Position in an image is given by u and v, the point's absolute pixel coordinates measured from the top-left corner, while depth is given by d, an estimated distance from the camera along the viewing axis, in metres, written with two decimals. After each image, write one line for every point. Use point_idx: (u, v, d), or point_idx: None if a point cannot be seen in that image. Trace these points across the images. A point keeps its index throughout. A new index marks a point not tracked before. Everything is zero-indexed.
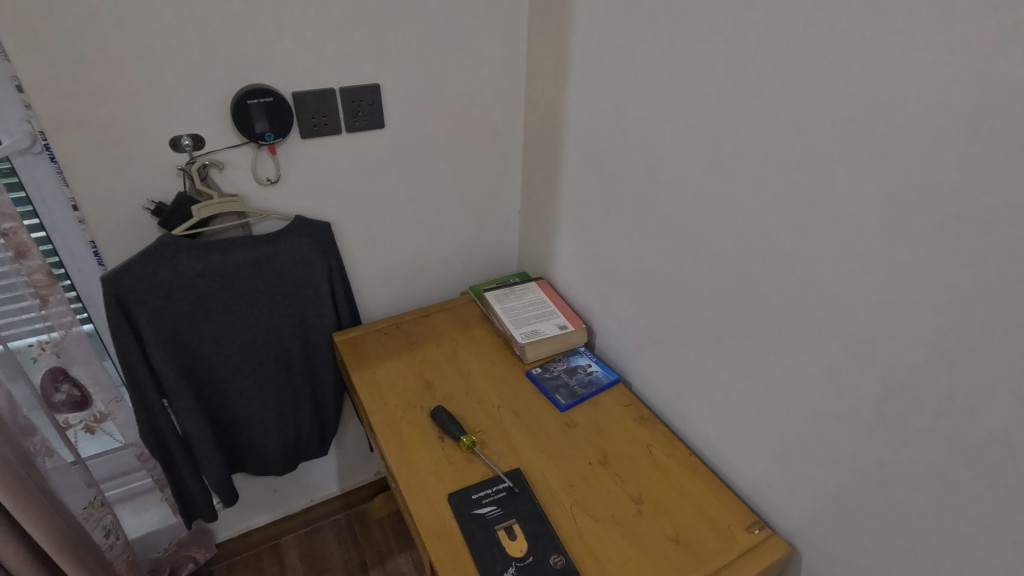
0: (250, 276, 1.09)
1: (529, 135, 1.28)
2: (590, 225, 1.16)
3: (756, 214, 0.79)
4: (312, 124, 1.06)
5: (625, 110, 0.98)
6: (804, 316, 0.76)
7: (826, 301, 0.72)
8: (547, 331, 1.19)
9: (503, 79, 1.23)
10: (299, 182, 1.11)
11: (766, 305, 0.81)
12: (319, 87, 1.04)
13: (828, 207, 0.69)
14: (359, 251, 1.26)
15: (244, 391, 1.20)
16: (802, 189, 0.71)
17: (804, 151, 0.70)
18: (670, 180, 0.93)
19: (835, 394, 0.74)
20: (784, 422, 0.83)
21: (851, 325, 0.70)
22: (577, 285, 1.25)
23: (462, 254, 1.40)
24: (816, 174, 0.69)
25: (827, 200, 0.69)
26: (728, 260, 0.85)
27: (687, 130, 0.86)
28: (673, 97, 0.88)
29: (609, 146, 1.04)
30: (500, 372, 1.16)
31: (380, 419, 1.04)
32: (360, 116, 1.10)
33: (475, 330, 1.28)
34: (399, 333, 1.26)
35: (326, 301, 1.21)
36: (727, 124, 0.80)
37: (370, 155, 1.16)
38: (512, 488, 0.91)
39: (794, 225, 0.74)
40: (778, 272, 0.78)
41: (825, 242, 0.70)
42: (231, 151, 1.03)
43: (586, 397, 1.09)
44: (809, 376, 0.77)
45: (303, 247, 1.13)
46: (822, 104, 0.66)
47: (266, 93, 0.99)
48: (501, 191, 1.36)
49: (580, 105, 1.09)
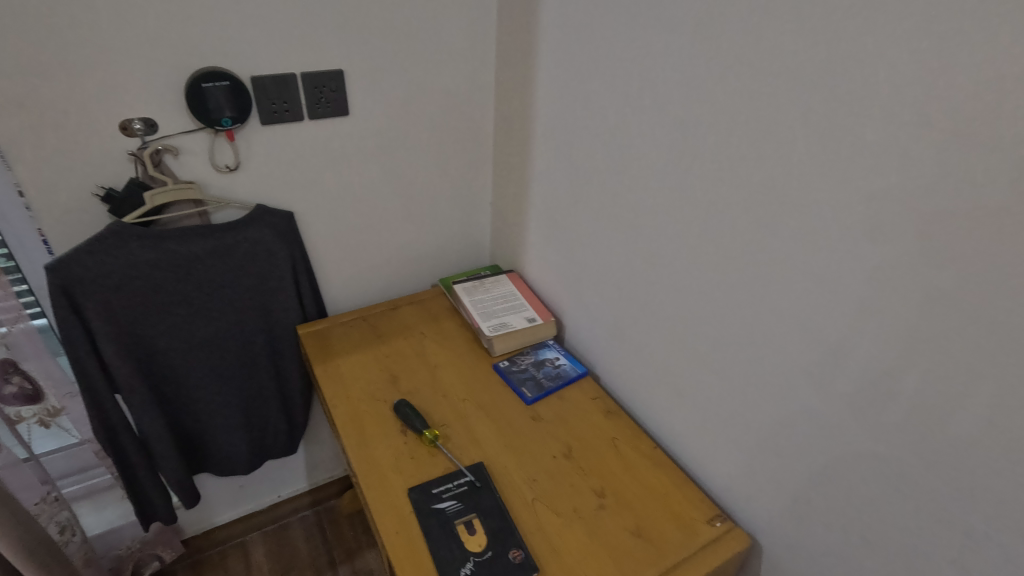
0: (209, 266, 1.06)
1: (500, 125, 1.26)
2: (559, 216, 1.14)
3: (723, 203, 0.78)
4: (272, 110, 1.03)
5: (593, 98, 0.97)
6: (769, 306, 0.75)
7: (791, 290, 0.72)
8: (515, 324, 1.17)
9: (473, 68, 1.21)
10: (260, 170, 1.08)
11: (733, 295, 0.80)
12: (280, 72, 1.01)
13: (791, 195, 0.68)
14: (324, 242, 1.23)
15: (204, 386, 1.16)
16: (767, 176, 0.71)
17: (770, 139, 0.69)
18: (638, 171, 0.91)
19: (800, 385, 0.74)
20: (749, 414, 0.83)
21: (814, 315, 0.69)
22: (547, 278, 1.24)
23: (433, 245, 1.38)
24: (780, 161, 0.69)
25: (792, 188, 0.68)
26: (694, 252, 0.85)
27: (654, 121, 0.86)
28: (641, 86, 0.86)
29: (578, 136, 1.03)
30: (467, 365, 1.14)
31: (342, 415, 1.02)
32: (324, 103, 1.07)
33: (444, 323, 1.26)
34: (366, 326, 1.24)
35: (290, 293, 1.18)
36: (693, 112, 0.79)
37: (336, 143, 1.13)
38: (473, 483, 0.90)
39: (760, 213, 0.73)
40: (745, 262, 0.77)
41: (790, 230, 0.70)
42: (186, 136, 0.99)
43: (553, 390, 1.08)
44: (774, 367, 0.77)
45: (265, 238, 1.10)
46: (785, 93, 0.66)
47: (222, 76, 0.95)
48: (472, 182, 1.35)
49: (550, 96, 1.07)
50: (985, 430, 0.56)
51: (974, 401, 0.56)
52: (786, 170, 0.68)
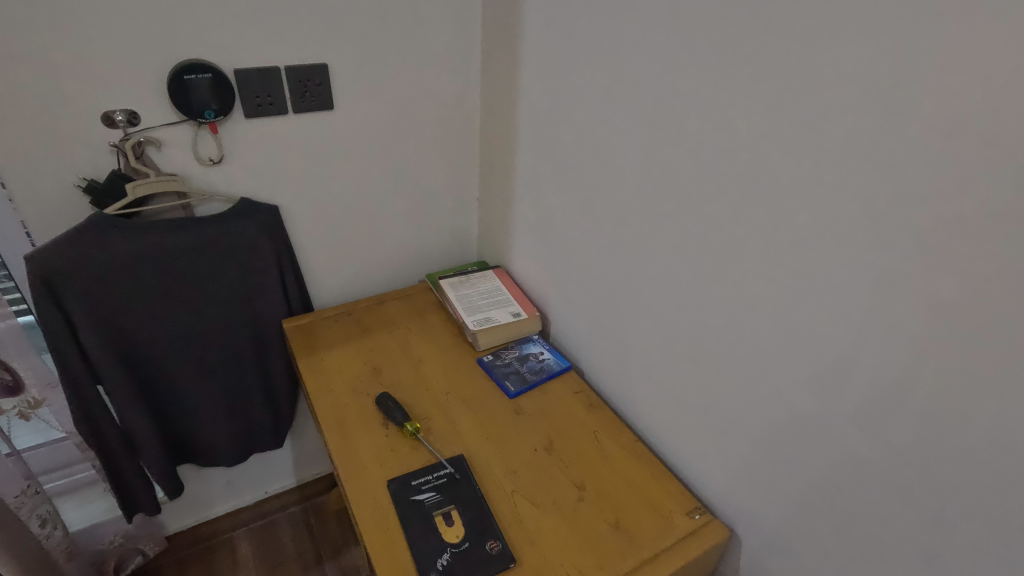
0: (192, 257, 1.06)
1: (486, 121, 1.27)
2: (544, 211, 1.14)
3: (699, 194, 0.78)
4: (256, 103, 1.03)
5: (575, 93, 0.97)
6: (745, 297, 0.75)
7: (766, 280, 0.71)
8: (499, 318, 1.17)
9: (458, 63, 1.21)
10: (245, 163, 1.08)
11: (711, 288, 0.80)
12: (263, 66, 1.01)
13: (765, 186, 0.68)
14: (310, 236, 1.23)
15: (188, 378, 1.17)
16: (740, 169, 0.71)
17: (745, 131, 0.69)
18: (619, 163, 0.92)
19: (776, 376, 0.74)
20: (726, 405, 0.83)
21: (788, 305, 0.69)
22: (533, 273, 1.24)
23: (420, 240, 1.38)
24: (755, 152, 0.68)
25: (766, 178, 0.68)
26: (671, 246, 0.85)
27: (633, 115, 0.86)
28: (620, 79, 0.87)
29: (560, 131, 1.03)
30: (451, 359, 1.14)
31: (324, 408, 1.02)
32: (308, 96, 1.07)
33: (429, 318, 1.26)
34: (351, 321, 1.24)
35: (274, 286, 1.18)
36: (672, 104, 0.79)
37: (320, 137, 1.13)
38: (453, 475, 0.90)
39: (736, 204, 0.73)
40: (721, 253, 0.77)
41: (764, 221, 0.69)
42: (169, 129, 0.99)
43: (535, 384, 1.08)
44: (751, 358, 0.77)
45: (249, 230, 1.10)
46: (756, 87, 0.66)
47: (205, 69, 0.95)
48: (459, 178, 1.35)
49: (534, 92, 1.08)
50: (949, 417, 0.56)
51: (940, 388, 0.56)
52: (761, 161, 0.68)
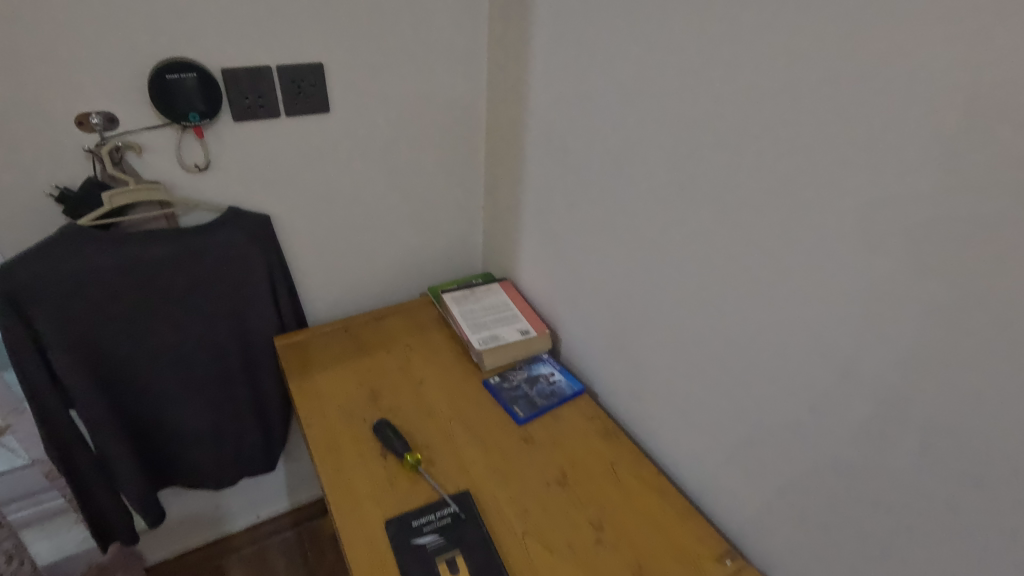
0: (176, 271, 0.99)
1: (492, 124, 1.19)
2: (554, 221, 1.06)
3: (730, 208, 0.68)
4: (245, 105, 0.95)
5: (587, 96, 0.89)
6: (785, 325, 0.66)
7: (812, 308, 0.62)
8: (507, 336, 1.09)
9: (461, 63, 1.13)
10: (232, 170, 1.00)
11: (744, 313, 0.71)
12: (253, 65, 0.94)
13: (810, 199, 0.59)
14: (303, 248, 1.15)
15: (171, 400, 1.09)
16: (774, 181, 0.62)
17: (786, 135, 0.60)
18: (637, 171, 0.82)
19: (822, 416, 0.64)
20: (761, 442, 0.73)
21: (839, 337, 0.60)
22: (542, 287, 1.16)
23: (421, 251, 1.30)
24: (800, 160, 0.59)
25: (812, 189, 0.59)
26: (694, 264, 0.77)
27: (650, 119, 0.78)
28: (639, 78, 0.78)
29: (571, 136, 0.95)
30: (454, 380, 1.06)
31: (317, 436, 0.94)
32: (302, 98, 1.00)
33: (431, 334, 1.18)
34: (348, 338, 1.15)
35: (266, 301, 1.10)
36: (698, 106, 0.69)
37: (313, 141, 1.05)
38: (457, 514, 0.82)
39: (774, 219, 0.63)
40: (756, 274, 0.68)
41: (810, 238, 0.60)
42: (151, 133, 0.91)
43: (546, 409, 1.00)
44: (791, 393, 0.67)
45: (238, 241, 1.02)
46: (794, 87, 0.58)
47: (189, 67, 0.87)
48: (462, 185, 1.27)
49: (542, 94, 1.00)
50: None
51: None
52: (806, 169, 0.59)
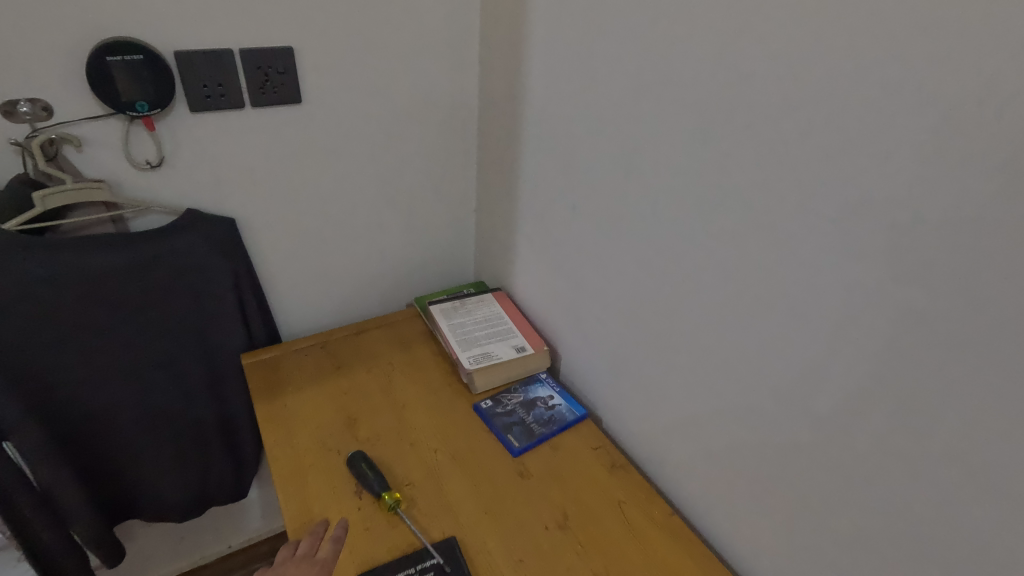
0: (125, 281, 0.88)
1: (484, 119, 1.08)
2: (552, 226, 0.95)
3: (766, 211, 0.57)
4: (205, 94, 0.84)
5: (591, 85, 0.77)
6: (830, 353, 0.54)
7: (869, 334, 0.51)
8: (500, 354, 0.98)
9: (451, 51, 1.02)
10: (190, 168, 0.89)
11: (777, 337, 0.59)
12: (212, 48, 0.83)
13: (871, 201, 0.48)
14: (274, 255, 1.03)
15: (125, 424, 0.97)
16: (821, 179, 0.51)
17: (841, 121, 0.49)
18: (649, 169, 0.71)
19: (876, 466, 0.53)
20: (795, 489, 0.62)
21: (905, 373, 0.48)
22: (539, 299, 1.05)
23: (406, 258, 1.19)
24: (858, 152, 0.48)
25: (874, 189, 0.47)
26: (714, 278, 0.65)
27: (665, 109, 0.66)
28: (654, 59, 0.66)
29: (571, 131, 0.84)
30: (442, 404, 0.95)
31: (285, 472, 0.82)
32: (270, 87, 0.89)
33: (417, 351, 1.06)
34: (324, 355, 1.04)
35: (231, 314, 0.99)
36: (727, 89, 0.58)
37: (284, 136, 0.94)
38: (442, 567, 0.70)
39: (820, 226, 0.52)
40: (795, 291, 0.56)
41: (867, 249, 0.49)
42: (92, 124, 0.80)
43: (544, 438, 0.88)
44: (834, 437, 0.56)
45: (198, 248, 0.91)
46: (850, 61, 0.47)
47: (135, 49, 0.76)
48: (452, 186, 1.16)
49: (540, 83, 0.89)
50: None
51: None
52: (869, 163, 0.47)
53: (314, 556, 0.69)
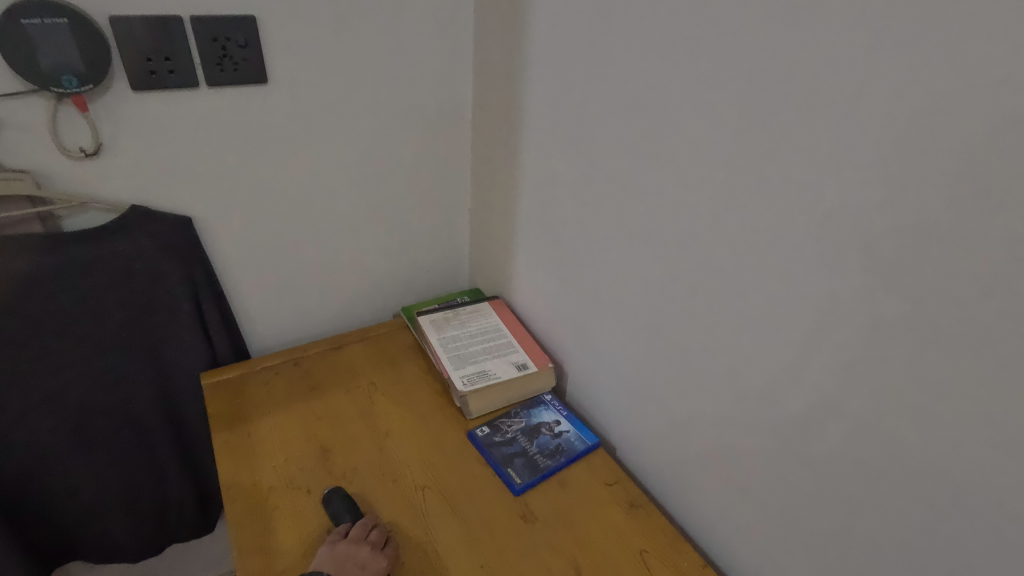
0: (56, 291, 0.75)
1: (479, 107, 0.95)
2: (556, 225, 0.82)
3: (838, 201, 0.45)
4: (149, 70, 0.71)
5: (606, 58, 0.65)
6: (930, 384, 0.42)
7: (989, 359, 0.38)
8: (498, 373, 0.85)
9: (441, 28, 0.89)
10: (135, 158, 0.76)
11: (850, 360, 0.47)
12: (156, 15, 0.70)
13: (1005, 183, 0.35)
14: (239, 260, 0.90)
15: (61, 455, 0.84)
16: (920, 161, 0.39)
17: (962, 73, 0.36)
18: (678, 154, 0.58)
19: (993, 528, 0.41)
20: (870, 550, 0.50)
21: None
22: (542, 309, 0.92)
23: (392, 264, 1.06)
24: (982, 119, 0.36)
25: (1010, 167, 0.35)
26: (762, 287, 0.53)
27: (700, 83, 0.54)
28: (687, 14, 0.54)
29: (581, 114, 0.71)
30: (431, 432, 0.82)
31: (243, 515, 0.69)
32: (228, 63, 0.76)
33: (404, 368, 0.93)
34: (297, 374, 0.91)
35: (188, 327, 0.86)
36: (790, 45, 0.45)
37: (247, 122, 0.81)
38: None
39: (920, 216, 0.40)
40: (878, 302, 0.44)
41: (993, 245, 0.37)
42: (10, 103, 0.67)
43: (550, 472, 0.75)
44: (932, 491, 0.44)
45: (144, 251, 0.79)
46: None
47: (57, 11, 0.64)
48: (444, 184, 1.03)
49: (542, 62, 0.76)
50: None
51: None
52: (1003, 129, 0.35)
53: (382, 551, 0.64)
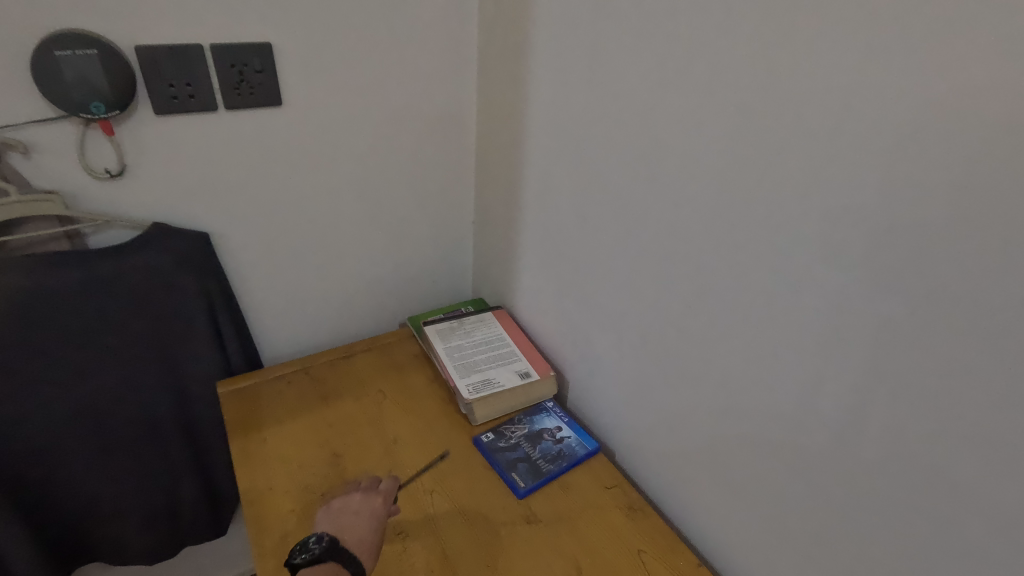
0: (79, 305, 0.78)
1: (483, 125, 0.99)
2: (558, 240, 0.86)
3: (819, 225, 0.48)
4: (170, 95, 0.75)
5: (604, 86, 0.69)
6: (901, 393, 0.46)
7: (950, 373, 0.42)
8: (502, 381, 0.89)
9: (447, 52, 0.94)
10: (157, 178, 0.80)
11: (833, 371, 0.50)
12: (178, 43, 0.74)
13: (961, 215, 0.39)
14: (253, 273, 0.94)
15: (82, 460, 0.88)
16: (891, 192, 0.43)
17: (928, 111, 0.40)
18: (674, 176, 0.62)
19: (960, 526, 0.44)
20: (851, 547, 0.53)
21: (1010, 422, 0.40)
22: (544, 320, 0.96)
23: (400, 275, 1.10)
24: (943, 158, 0.40)
25: (969, 198, 0.39)
26: (752, 303, 0.57)
27: (692, 113, 0.58)
28: (681, 48, 0.58)
29: (582, 136, 0.75)
30: (438, 438, 0.85)
31: (259, 519, 0.73)
32: (244, 88, 0.80)
33: (411, 376, 0.97)
34: (308, 383, 0.94)
35: (204, 338, 0.90)
36: (773, 84, 0.50)
37: (263, 143, 0.85)
38: None
39: (893, 240, 0.44)
40: (858, 317, 0.47)
41: (955, 268, 0.40)
42: (41, 128, 0.71)
43: (552, 477, 0.79)
44: (905, 492, 0.47)
45: (163, 266, 0.82)
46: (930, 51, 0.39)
47: (88, 43, 0.67)
48: (449, 198, 1.07)
49: (544, 86, 0.80)
50: None
51: None
52: (956, 167, 0.39)
53: (390, 504, 0.69)
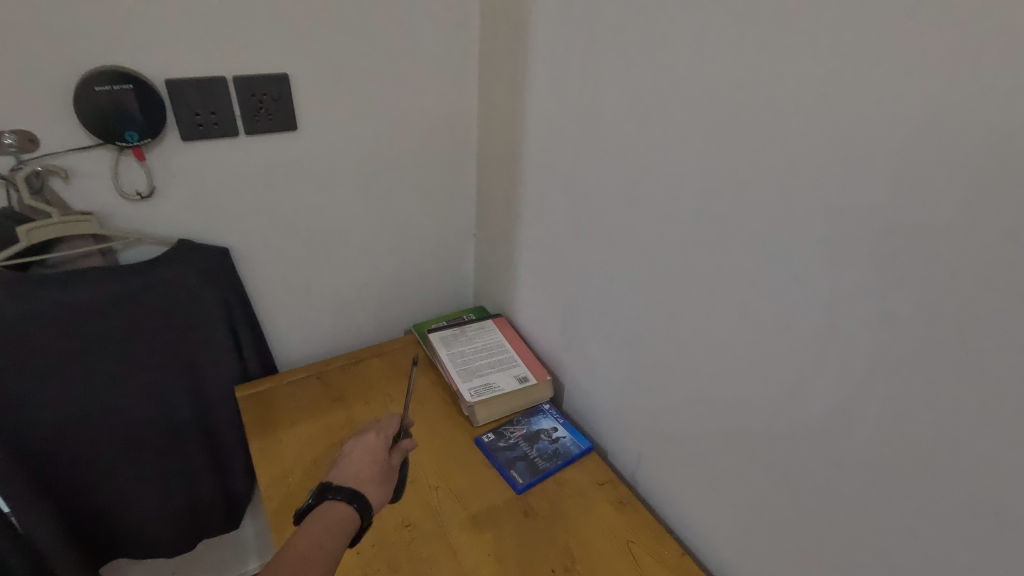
0: (110, 316, 0.85)
1: (484, 146, 1.06)
2: (553, 254, 0.93)
3: (780, 249, 0.55)
4: (196, 122, 0.82)
5: (594, 117, 0.76)
6: (850, 397, 0.52)
7: (888, 379, 0.49)
8: (502, 385, 0.95)
9: (450, 78, 1.00)
10: (182, 198, 0.86)
11: (795, 376, 0.57)
12: (204, 75, 0.81)
13: (893, 243, 0.46)
14: (269, 285, 1.01)
15: (110, 460, 0.94)
16: (838, 222, 0.49)
17: (865, 154, 0.46)
18: (656, 200, 0.69)
19: (899, 512, 0.51)
20: (812, 533, 0.60)
21: (936, 421, 0.46)
22: (541, 328, 1.02)
23: (405, 285, 1.16)
24: (877, 195, 0.46)
25: (899, 230, 0.45)
26: (725, 316, 0.63)
27: (672, 145, 0.65)
28: (662, 87, 0.64)
29: (574, 160, 0.82)
30: (442, 438, 0.92)
31: (278, 512, 0.79)
32: (263, 114, 0.86)
33: (416, 380, 1.03)
34: (320, 387, 1.01)
35: (224, 346, 0.96)
36: (739, 124, 0.56)
37: (279, 165, 0.92)
38: None
39: (840, 263, 0.50)
40: (814, 330, 0.54)
41: (889, 289, 0.47)
42: (79, 155, 0.78)
43: (548, 474, 0.85)
44: (855, 483, 0.54)
45: (187, 280, 0.89)
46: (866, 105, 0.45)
47: (125, 78, 0.74)
48: (452, 213, 1.14)
49: (540, 112, 0.87)
50: None
51: None
52: (888, 203, 0.45)
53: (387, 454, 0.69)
